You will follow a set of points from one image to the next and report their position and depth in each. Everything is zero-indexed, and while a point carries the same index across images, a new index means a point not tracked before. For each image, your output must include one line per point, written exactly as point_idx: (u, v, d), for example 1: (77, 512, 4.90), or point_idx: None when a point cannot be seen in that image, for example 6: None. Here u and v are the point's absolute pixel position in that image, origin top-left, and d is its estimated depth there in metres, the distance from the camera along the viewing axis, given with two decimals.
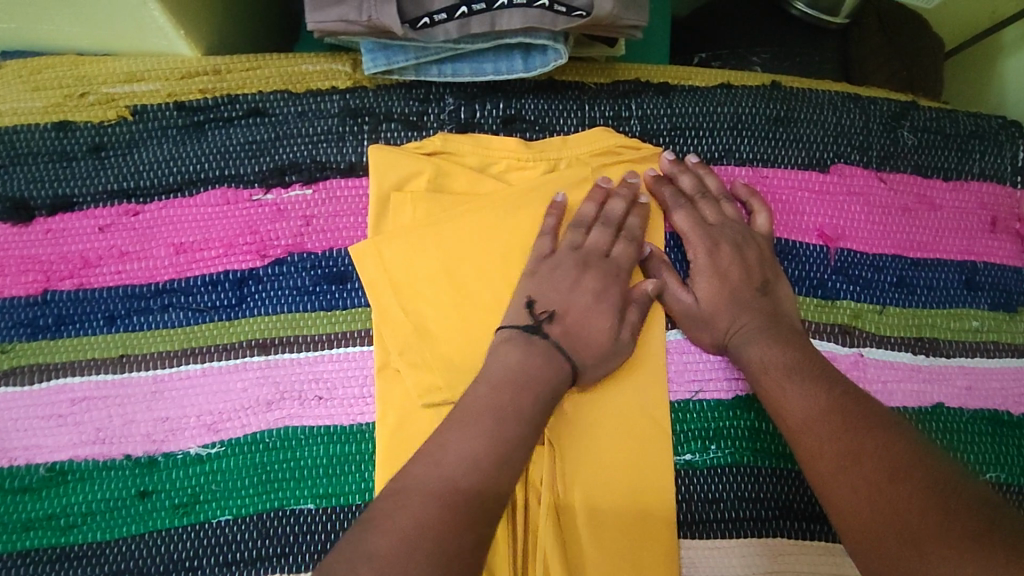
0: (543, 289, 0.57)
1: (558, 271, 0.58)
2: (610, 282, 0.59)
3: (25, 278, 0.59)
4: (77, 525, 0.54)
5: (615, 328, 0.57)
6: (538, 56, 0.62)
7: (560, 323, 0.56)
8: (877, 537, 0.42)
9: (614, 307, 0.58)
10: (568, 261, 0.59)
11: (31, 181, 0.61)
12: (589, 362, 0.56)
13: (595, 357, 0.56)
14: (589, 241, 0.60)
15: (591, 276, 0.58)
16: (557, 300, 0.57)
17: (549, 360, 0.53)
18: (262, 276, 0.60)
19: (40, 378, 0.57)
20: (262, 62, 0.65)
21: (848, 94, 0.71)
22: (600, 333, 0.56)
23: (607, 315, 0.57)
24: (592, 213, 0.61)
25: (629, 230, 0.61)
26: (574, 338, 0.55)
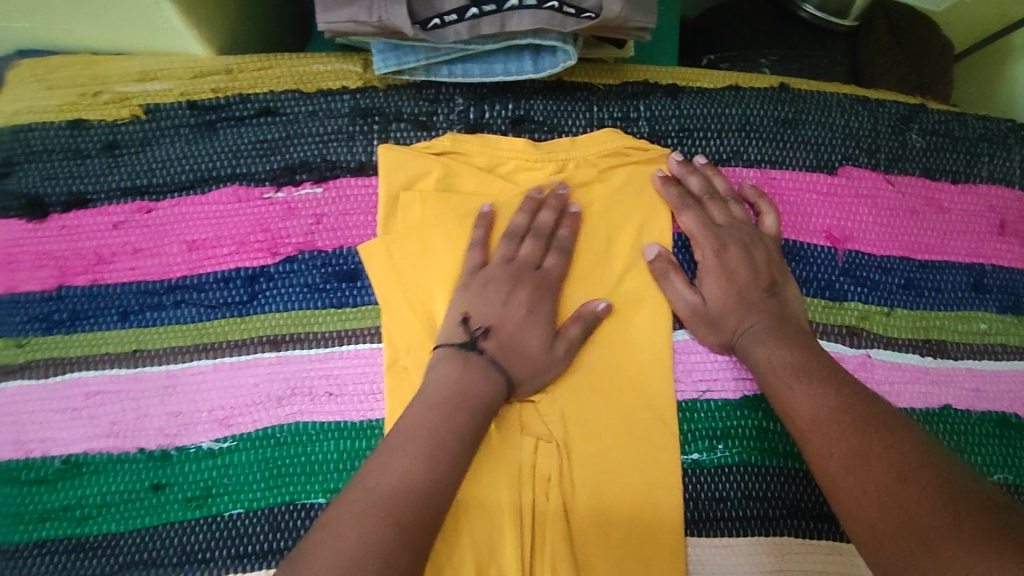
0: (476, 305, 0.57)
1: (495, 285, 0.58)
2: (542, 297, 0.59)
3: (41, 273, 0.60)
4: (91, 516, 0.55)
5: (549, 344, 0.57)
6: (547, 57, 0.62)
7: (494, 338, 0.56)
8: (886, 536, 0.42)
9: (548, 321, 0.58)
10: (504, 274, 0.59)
11: (46, 178, 0.62)
12: (524, 375, 0.56)
13: (531, 370, 0.56)
14: (523, 252, 0.60)
15: (522, 290, 0.58)
16: (493, 316, 0.57)
17: (486, 377, 0.54)
18: (273, 273, 0.61)
19: (56, 371, 0.58)
20: (274, 62, 0.65)
21: (857, 96, 0.71)
22: (533, 348, 0.57)
23: (540, 327, 0.58)
24: (523, 225, 0.61)
25: (560, 242, 0.61)
26: (512, 355, 0.56)
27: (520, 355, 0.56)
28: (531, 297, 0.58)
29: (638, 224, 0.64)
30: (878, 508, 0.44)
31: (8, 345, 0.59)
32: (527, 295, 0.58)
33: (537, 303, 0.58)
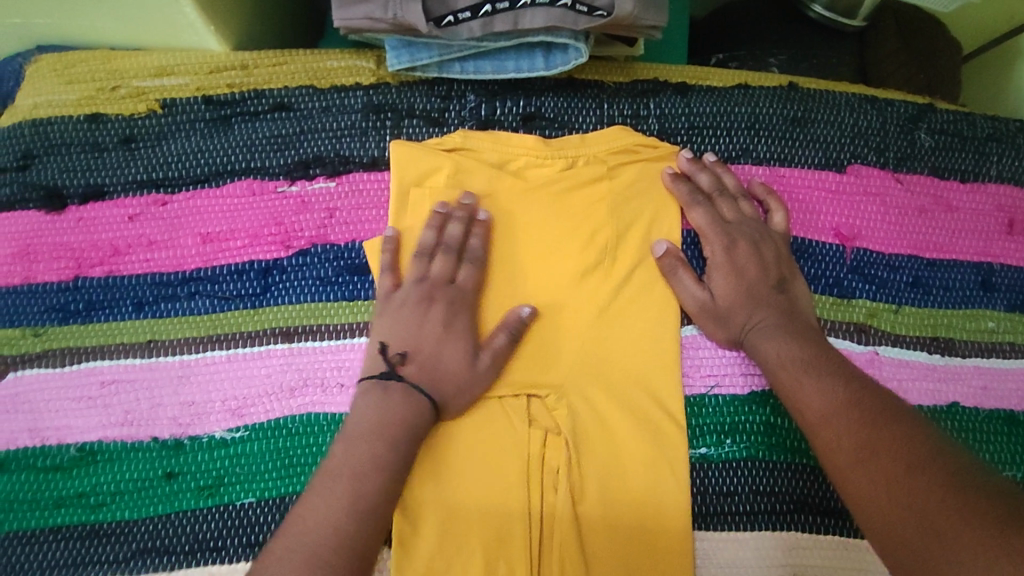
0: (392, 331, 0.58)
1: (415, 306, 0.58)
2: (457, 312, 0.59)
3: (58, 264, 0.61)
4: (106, 503, 0.56)
5: (470, 359, 0.57)
6: (559, 55, 0.63)
7: (414, 362, 0.56)
8: (897, 528, 0.43)
9: (467, 340, 0.58)
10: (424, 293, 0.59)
11: (64, 171, 0.63)
12: (449, 394, 0.56)
13: (455, 388, 0.56)
14: (439, 270, 0.60)
15: (436, 308, 0.58)
16: (409, 339, 0.57)
17: (409, 400, 0.54)
18: (286, 266, 0.61)
19: (72, 360, 0.59)
20: (288, 58, 0.66)
21: (866, 95, 0.72)
22: (453, 368, 0.56)
23: (459, 345, 0.57)
24: (432, 241, 0.60)
25: (471, 253, 0.61)
26: (433, 377, 0.56)
27: (438, 376, 0.56)
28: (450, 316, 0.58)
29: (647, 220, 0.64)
30: (888, 500, 0.44)
31: (25, 334, 0.59)
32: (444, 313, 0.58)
33: (454, 322, 0.58)
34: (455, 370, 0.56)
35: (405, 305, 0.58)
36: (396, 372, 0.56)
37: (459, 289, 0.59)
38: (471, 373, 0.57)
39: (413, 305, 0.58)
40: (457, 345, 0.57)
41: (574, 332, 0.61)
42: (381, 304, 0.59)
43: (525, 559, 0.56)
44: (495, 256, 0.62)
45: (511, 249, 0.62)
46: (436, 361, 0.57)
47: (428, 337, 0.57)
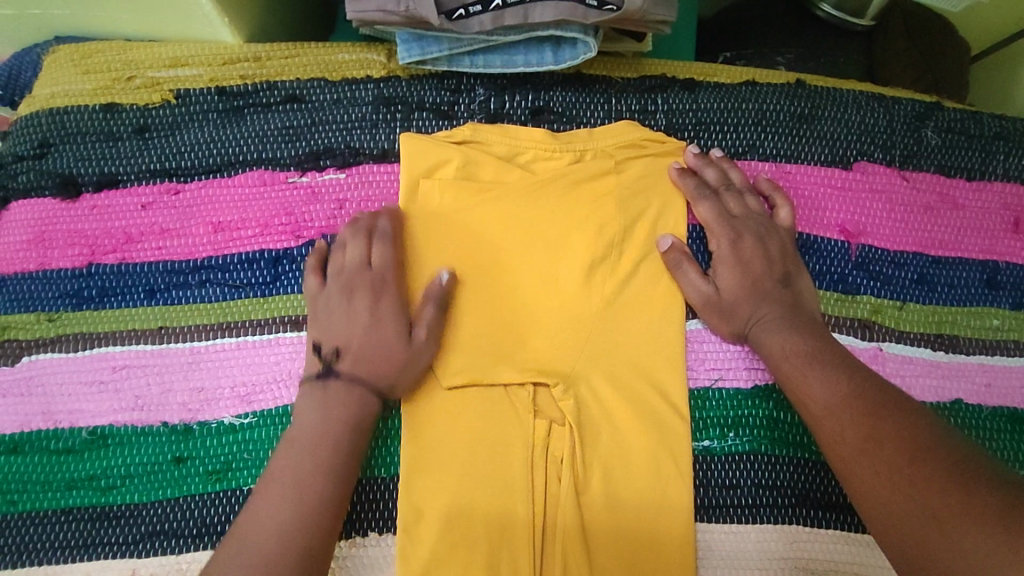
0: (322, 332, 0.58)
1: (344, 300, 0.58)
2: (377, 295, 0.59)
3: (72, 251, 0.62)
4: (117, 486, 0.57)
5: (400, 341, 0.57)
6: (568, 49, 0.63)
7: (344, 357, 0.57)
8: (901, 519, 0.43)
9: (394, 320, 0.58)
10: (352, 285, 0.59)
11: (79, 159, 0.64)
12: (386, 377, 0.57)
13: (393, 370, 0.57)
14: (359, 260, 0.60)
15: (357, 295, 0.58)
16: (338, 335, 0.58)
17: (348, 396, 0.55)
18: (296, 256, 0.62)
19: (85, 346, 0.60)
20: (300, 51, 0.67)
21: (873, 93, 0.72)
22: (380, 353, 0.57)
23: (384, 328, 0.58)
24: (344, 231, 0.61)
25: (380, 231, 0.61)
26: (367, 365, 0.56)
27: (373, 363, 0.56)
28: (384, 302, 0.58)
29: (653, 214, 0.64)
30: (892, 491, 0.45)
31: (39, 319, 0.60)
32: (374, 301, 0.58)
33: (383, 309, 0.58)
34: (391, 357, 0.57)
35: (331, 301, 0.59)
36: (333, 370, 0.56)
37: (379, 270, 0.59)
38: (407, 352, 0.57)
39: (342, 293, 0.59)
40: (388, 330, 0.58)
41: (506, 311, 0.61)
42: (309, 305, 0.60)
43: (528, 548, 0.56)
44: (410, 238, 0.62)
45: (428, 235, 0.62)
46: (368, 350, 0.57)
47: (357, 330, 0.57)
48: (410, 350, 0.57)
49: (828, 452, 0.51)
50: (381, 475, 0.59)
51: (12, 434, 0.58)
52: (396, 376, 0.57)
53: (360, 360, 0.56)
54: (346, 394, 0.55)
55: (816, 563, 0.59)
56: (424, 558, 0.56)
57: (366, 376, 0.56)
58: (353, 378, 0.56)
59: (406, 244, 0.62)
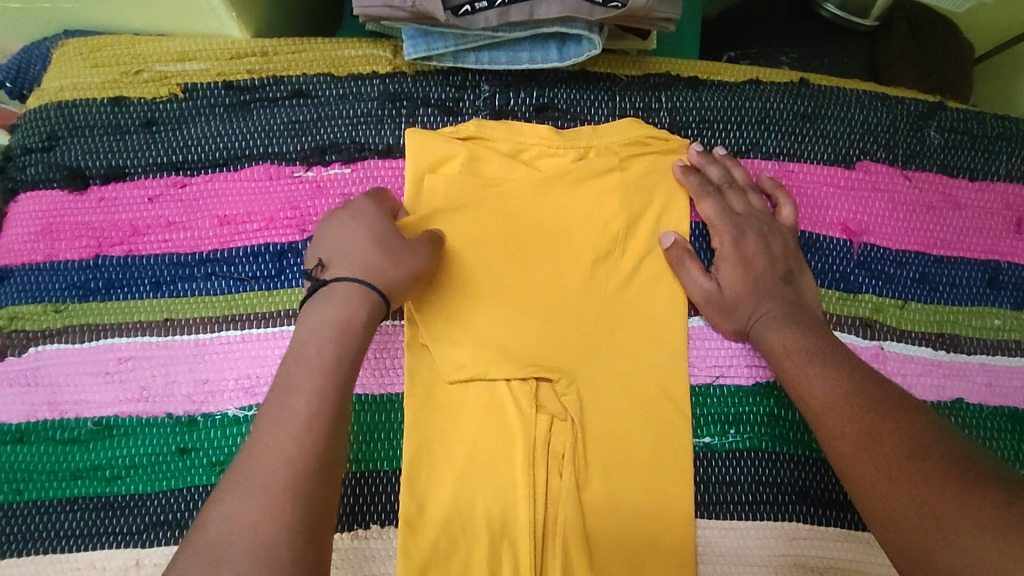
0: (315, 261, 0.57)
1: (333, 221, 0.58)
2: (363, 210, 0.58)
3: (79, 243, 0.62)
4: (121, 476, 0.57)
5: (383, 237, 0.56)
6: (572, 46, 0.64)
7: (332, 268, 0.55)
8: (900, 514, 0.44)
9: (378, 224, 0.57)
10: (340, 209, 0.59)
11: (87, 152, 0.64)
12: (374, 267, 0.54)
13: (385, 258, 0.55)
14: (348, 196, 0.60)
15: (344, 213, 0.58)
16: (327, 251, 0.56)
17: (337, 295, 0.53)
18: (301, 249, 0.62)
19: (91, 337, 0.60)
20: (307, 45, 0.67)
21: (877, 93, 0.72)
22: (362, 246, 0.55)
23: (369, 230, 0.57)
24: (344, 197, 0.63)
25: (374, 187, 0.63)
26: (354, 262, 0.55)
27: (365, 257, 0.55)
28: (373, 212, 0.58)
29: (657, 212, 0.65)
30: (891, 486, 0.45)
31: (45, 310, 0.61)
32: (363, 212, 0.58)
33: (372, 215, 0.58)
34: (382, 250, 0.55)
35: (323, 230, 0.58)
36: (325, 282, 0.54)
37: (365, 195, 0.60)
38: (393, 245, 0.56)
39: (335, 216, 0.58)
40: (378, 227, 0.57)
41: (507, 264, 0.62)
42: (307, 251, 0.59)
43: (529, 542, 0.56)
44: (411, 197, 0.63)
45: (432, 198, 0.63)
46: (358, 248, 0.55)
47: (346, 236, 0.56)
48: (401, 247, 0.56)
49: (828, 448, 0.51)
50: (382, 469, 0.60)
51: (19, 424, 0.58)
52: (390, 266, 0.55)
53: (351, 260, 0.55)
54: (342, 293, 0.53)
55: (816, 560, 0.59)
56: (426, 550, 0.57)
57: (358, 271, 0.54)
58: (346, 276, 0.54)
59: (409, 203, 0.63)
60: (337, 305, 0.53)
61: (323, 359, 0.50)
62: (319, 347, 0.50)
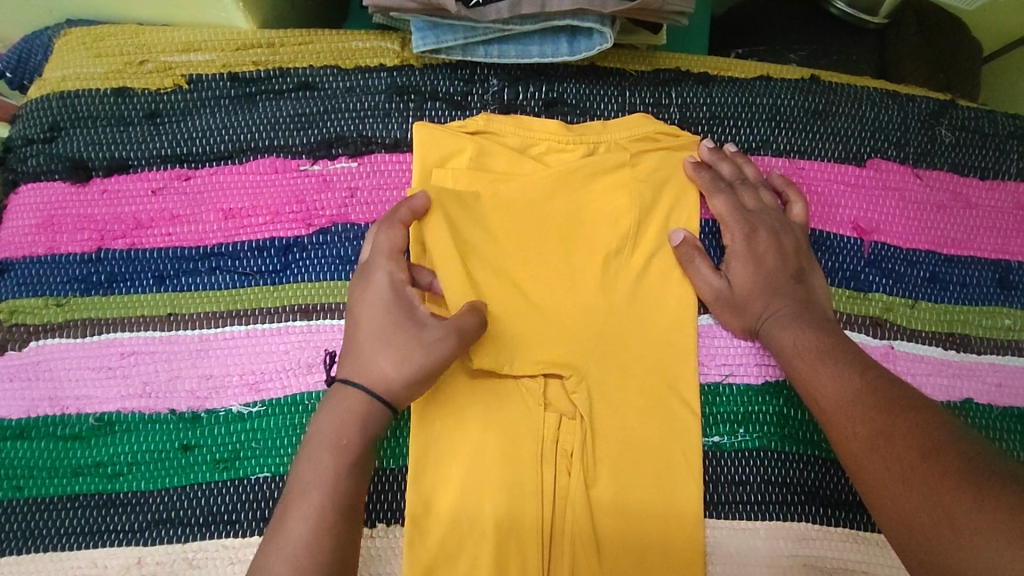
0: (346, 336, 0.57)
1: (355, 296, 0.55)
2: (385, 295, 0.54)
3: (81, 236, 0.61)
4: (123, 473, 0.56)
5: (390, 340, 0.52)
6: (583, 39, 0.63)
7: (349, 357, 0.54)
8: (912, 515, 0.43)
9: (393, 320, 0.53)
10: (360, 280, 0.56)
11: (89, 144, 0.63)
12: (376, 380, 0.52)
13: (389, 357, 0.52)
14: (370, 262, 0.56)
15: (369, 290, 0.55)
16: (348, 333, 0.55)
17: (338, 405, 0.51)
18: (307, 244, 0.62)
19: (92, 331, 0.59)
20: (314, 37, 0.66)
21: (888, 90, 0.72)
22: (375, 352, 0.52)
23: (382, 325, 0.53)
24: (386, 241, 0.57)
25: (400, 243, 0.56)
26: (361, 365, 0.52)
27: (370, 357, 0.52)
28: (387, 292, 0.54)
29: (667, 210, 0.64)
30: (903, 487, 0.44)
31: (47, 304, 0.60)
32: (378, 289, 0.55)
33: (385, 294, 0.54)
34: (386, 349, 0.52)
35: (351, 305, 0.56)
36: (338, 384, 0.52)
37: (386, 262, 0.56)
38: (399, 352, 0.52)
39: (358, 292, 0.55)
40: (389, 322, 0.53)
41: (515, 263, 0.62)
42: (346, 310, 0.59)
43: (538, 540, 0.56)
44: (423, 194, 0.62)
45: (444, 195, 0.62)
46: (367, 342, 0.53)
47: (361, 322, 0.54)
48: (411, 340, 0.52)
49: (840, 448, 0.51)
50: (389, 466, 0.59)
51: (18, 419, 0.57)
52: (390, 364, 0.52)
53: (359, 355, 0.53)
54: (345, 397, 0.51)
55: (826, 561, 0.59)
56: (433, 548, 0.56)
57: (362, 379, 0.52)
58: (351, 377, 0.52)
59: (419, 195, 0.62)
60: (338, 412, 0.51)
61: (319, 471, 0.48)
62: (314, 463, 0.49)
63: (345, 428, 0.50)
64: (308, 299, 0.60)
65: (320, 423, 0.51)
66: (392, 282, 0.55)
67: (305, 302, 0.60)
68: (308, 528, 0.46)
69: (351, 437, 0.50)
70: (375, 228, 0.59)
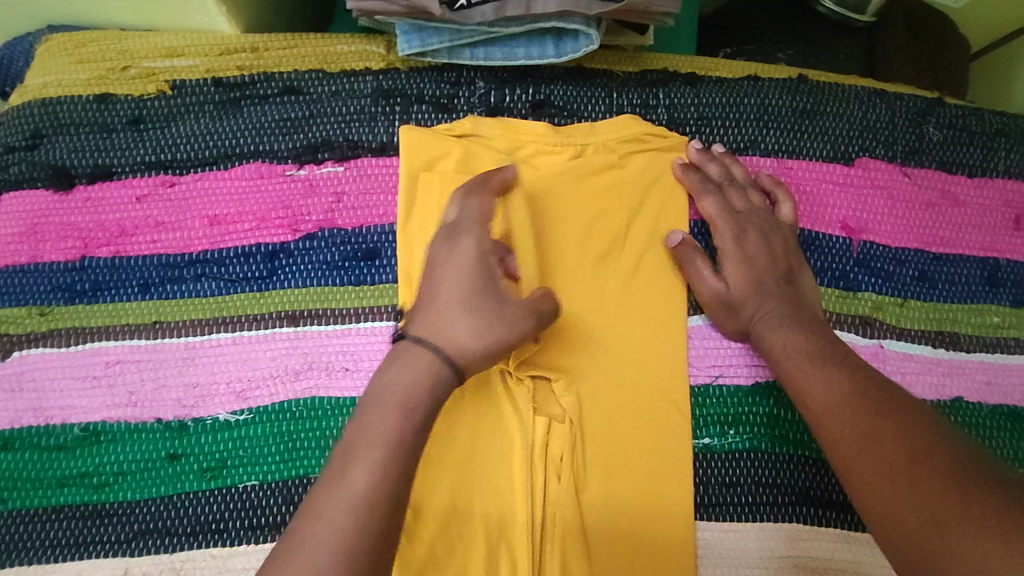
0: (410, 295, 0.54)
1: (437, 260, 0.54)
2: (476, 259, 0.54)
3: (65, 244, 0.61)
4: (109, 484, 0.56)
5: (475, 306, 0.52)
6: (569, 41, 0.62)
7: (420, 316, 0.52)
8: (901, 518, 0.43)
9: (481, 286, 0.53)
10: (442, 245, 0.55)
11: (72, 151, 0.63)
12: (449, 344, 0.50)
13: (468, 324, 0.51)
14: (450, 227, 0.56)
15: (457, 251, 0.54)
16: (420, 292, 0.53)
17: (408, 365, 0.48)
18: (293, 250, 0.61)
19: (76, 341, 0.59)
20: (299, 41, 0.66)
21: (875, 89, 0.71)
22: (459, 314, 0.51)
23: (466, 290, 0.52)
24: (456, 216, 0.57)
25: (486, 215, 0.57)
26: (437, 326, 0.51)
27: (449, 319, 0.51)
28: (472, 259, 0.54)
29: (654, 212, 0.64)
30: (891, 490, 0.44)
31: (30, 313, 0.59)
32: (463, 255, 0.54)
33: (469, 261, 0.54)
34: (467, 315, 0.51)
35: (428, 269, 0.54)
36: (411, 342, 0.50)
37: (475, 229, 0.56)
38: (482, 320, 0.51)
39: (440, 254, 0.54)
40: (475, 287, 0.52)
41: None
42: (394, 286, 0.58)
43: (527, 547, 0.56)
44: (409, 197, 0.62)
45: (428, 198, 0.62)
46: (448, 304, 0.52)
47: (442, 284, 0.53)
48: (494, 310, 0.52)
49: (829, 450, 0.51)
50: None
51: (2, 431, 0.57)
52: (468, 329, 0.51)
53: (436, 316, 0.51)
54: (417, 356, 0.49)
55: (817, 561, 0.59)
56: (423, 555, 0.56)
57: (437, 340, 0.50)
58: (423, 337, 0.50)
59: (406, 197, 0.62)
60: (407, 372, 0.48)
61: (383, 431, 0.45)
62: (378, 420, 0.45)
63: (413, 389, 0.47)
64: (295, 306, 0.60)
65: (386, 379, 0.48)
66: (478, 250, 0.54)
67: (292, 308, 0.60)
68: (371, 483, 0.42)
69: (419, 396, 0.47)
70: (462, 192, 0.59)
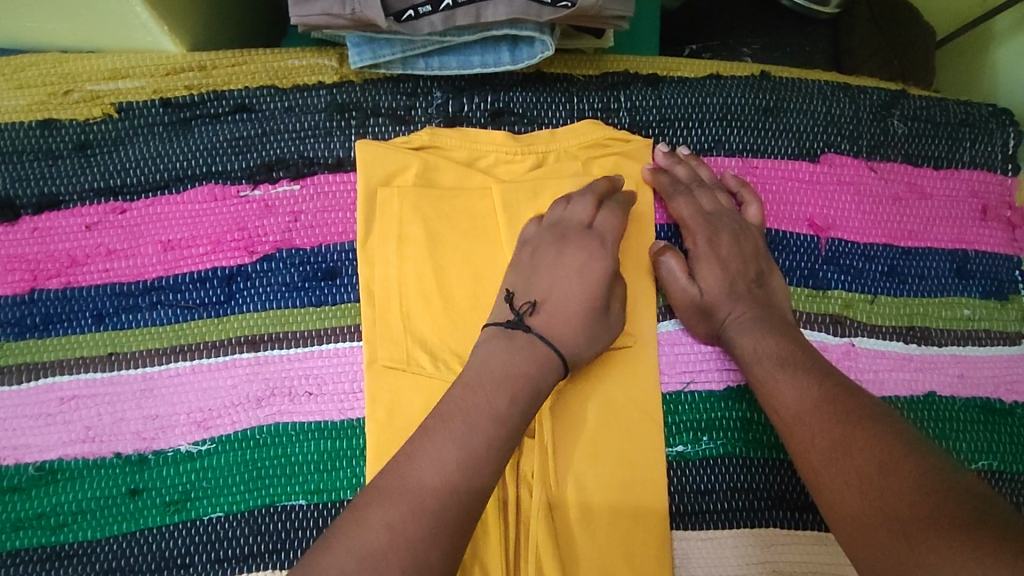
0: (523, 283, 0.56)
1: (564, 252, 0.57)
2: (594, 260, 0.57)
3: (12, 277, 0.59)
4: (68, 524, 0.55)
5: (599, 313, 0.55)
6: (525, 48, 0.61)
7: (542, 309, 0.54)
8: (871, 529, 0.42)
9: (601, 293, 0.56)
10: (566, 237, 0.57)
11: (16, 180, 0.61)
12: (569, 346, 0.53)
13: (588, 328, 0.55)
14: (575, 219, 0.58)
15: (570, 251, 0.57)
16: (538, 287, 0.56)
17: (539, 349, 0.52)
18: (250, 272, 0.60)
19: (28, 377, 0.58)
20: (247, 57, 0.64)
21: (838, 83, 0.70)
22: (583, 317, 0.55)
23: (590, 293, 0.55)
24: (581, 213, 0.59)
25: (609, 213, 0.60)
26: (562, 323, 0.54)
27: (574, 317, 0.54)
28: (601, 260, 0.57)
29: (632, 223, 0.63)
30: (861, 499, 0.44)
31: None
32: (592, 255, 0.57)
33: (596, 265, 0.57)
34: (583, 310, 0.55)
35: (551, 254, 0.57)
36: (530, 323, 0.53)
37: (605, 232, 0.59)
38: (599, 325, 0.55)
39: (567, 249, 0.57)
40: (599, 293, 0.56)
41: (466, 279, 0.59)
42: (412, 300, 0.58)
43: (501, 566, 0.55)
44: (371, 215, 0.60)
45: (389, 216, 0.60)
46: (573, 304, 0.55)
47: (566, 281, 0.56)
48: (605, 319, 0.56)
49: (799, 459, 0.50)
50: (348, 498, 0.56)
51: None
52: (590, 337, 0.55)
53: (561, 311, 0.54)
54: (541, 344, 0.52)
55: (794, 566, 0.58)
56: None
57: (561, 336, 0.53)
58: (548, 331, 0.53)
59: (365, 216, 0.60)
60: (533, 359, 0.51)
61: (503, 383, 0.49)
62: (500, 372, 0.50)
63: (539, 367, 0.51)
64: (252, 330, 0.59)
65: (512, 345, 0.52)
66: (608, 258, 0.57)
67: (250, 333, 0.59)
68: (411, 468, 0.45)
69: (534, 361, 0.51)
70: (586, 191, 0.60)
